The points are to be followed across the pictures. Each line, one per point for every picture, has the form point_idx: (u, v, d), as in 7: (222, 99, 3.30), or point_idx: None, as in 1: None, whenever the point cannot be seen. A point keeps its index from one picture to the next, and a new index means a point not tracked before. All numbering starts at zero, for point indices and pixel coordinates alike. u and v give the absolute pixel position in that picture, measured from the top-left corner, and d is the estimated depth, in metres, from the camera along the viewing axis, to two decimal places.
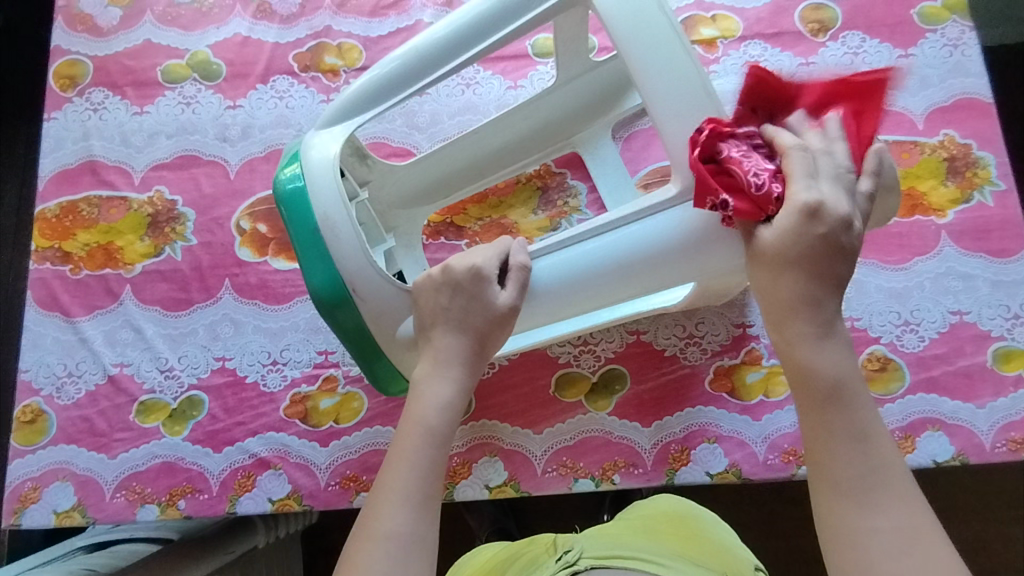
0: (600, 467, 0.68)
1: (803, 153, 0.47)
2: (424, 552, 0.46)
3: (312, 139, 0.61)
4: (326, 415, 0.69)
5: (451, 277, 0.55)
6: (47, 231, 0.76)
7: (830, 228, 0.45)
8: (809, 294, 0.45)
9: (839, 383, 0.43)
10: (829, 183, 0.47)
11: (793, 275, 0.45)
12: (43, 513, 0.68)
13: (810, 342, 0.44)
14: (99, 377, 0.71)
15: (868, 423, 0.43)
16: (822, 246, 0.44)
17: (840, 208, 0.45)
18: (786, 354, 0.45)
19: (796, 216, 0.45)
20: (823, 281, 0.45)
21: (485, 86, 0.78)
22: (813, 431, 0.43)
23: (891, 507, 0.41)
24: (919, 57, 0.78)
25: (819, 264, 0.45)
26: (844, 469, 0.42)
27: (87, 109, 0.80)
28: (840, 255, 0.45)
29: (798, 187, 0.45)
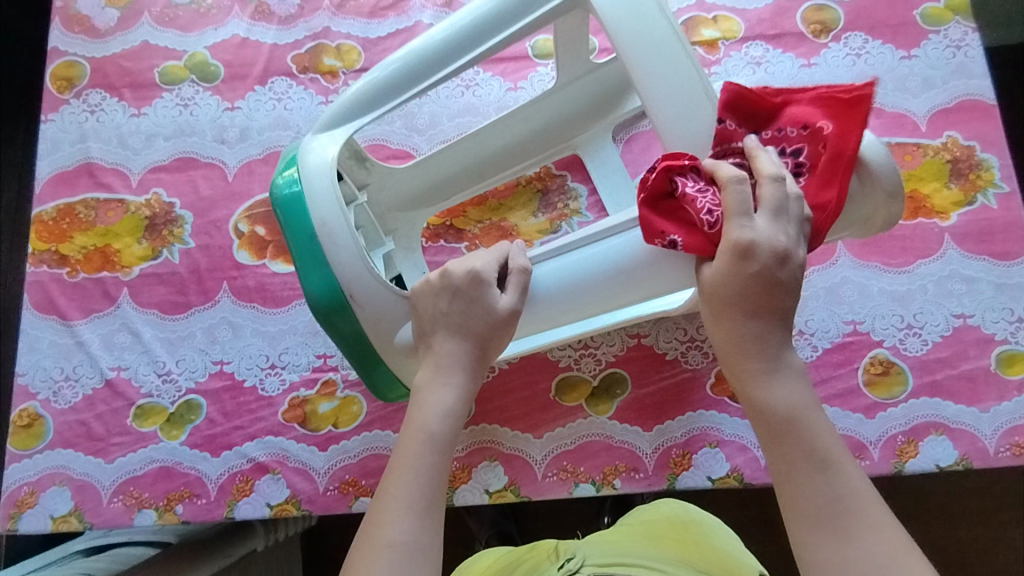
0: (601, 472, 0.67)
1: (741, 187, 0.45)
2: (429, 560, 0.45)
3: (309, 143, 0.60)
4: (325, 419, 0.69)
5: (450, 282, 0.54)
6: (44, 234, 0.75)
7: (766, 264, 0.45)
8: (755, 331, 0.46)
9: (792, 414, 0.45)
10: (767, 215, 0.46)
11: (737, 314, 0.46)
12: (40, 518, 0.67)
13: (760, 379, 0.45)
14: (96, 381, 0.71)
15: (827, 450, 0.44)
16: (761, 283, 0.45)
17: (774, 242, 0.45)
18: (742, 393, 0.46)
19: (730, 257, 0.46)
20: (767, 316, 0.46)
21: (484, 88, 0.78)
22: (776, 467, 0.44)
23: (860, 531, 0.42)
24: (922, 58, 0.77)
25: (762, 300, 0.45)
26: (808, 501, 0.43)
27: (84, 111, 0.79)
28: (781, 289, 0.46)
29: (733, 225, 0.46)
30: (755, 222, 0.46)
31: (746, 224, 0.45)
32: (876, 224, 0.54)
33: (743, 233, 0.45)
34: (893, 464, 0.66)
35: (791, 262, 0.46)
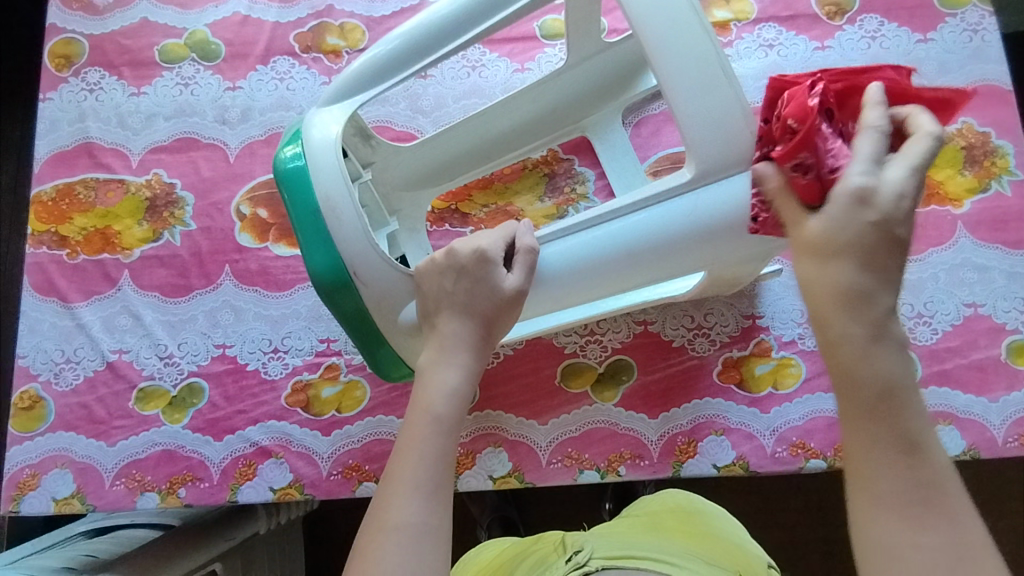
0: (606, 459, 0.67)
1: (881, 130, 0.40)
2: (439, 542, 0.44)
3: (313, 117, 0.59)
4: (328, 404, 0.68)
5: (454, 260, 0.53)
6: (43, 215, 0.74)
7: (884, 216, 0.38)
8: (860, 289, 0.38)
9: (891, 387, 0.37)
10: (907, 169, 0.39)
11: (844, 264, 0.38)
12: (43, 500, 0.67)
13: (860, 344, 0.37)
14: (97, 363, 0.70)
15: (921, 432, 0.37)
16: (878, 234, 0.38)
17: (906, 194, 0.38)
18: (831, 354, 0.38)
19: (846, 202, 0.39)
20: (873, 279, 0.38)
21: (491, 69, 0.76)
22: (855, 442, 0.38)
23: (940, 526, 0.36)
24: (938, 42, 0.75)
25: (873, 256, 0.38)
26: (888, 482, 0.36)
27: (82, 89, 0.78)
28: (897, 246, 0.38)
29: (855, 169, 0.39)
30: (890, 171, 0.39)
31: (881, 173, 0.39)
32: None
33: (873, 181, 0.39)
34: None
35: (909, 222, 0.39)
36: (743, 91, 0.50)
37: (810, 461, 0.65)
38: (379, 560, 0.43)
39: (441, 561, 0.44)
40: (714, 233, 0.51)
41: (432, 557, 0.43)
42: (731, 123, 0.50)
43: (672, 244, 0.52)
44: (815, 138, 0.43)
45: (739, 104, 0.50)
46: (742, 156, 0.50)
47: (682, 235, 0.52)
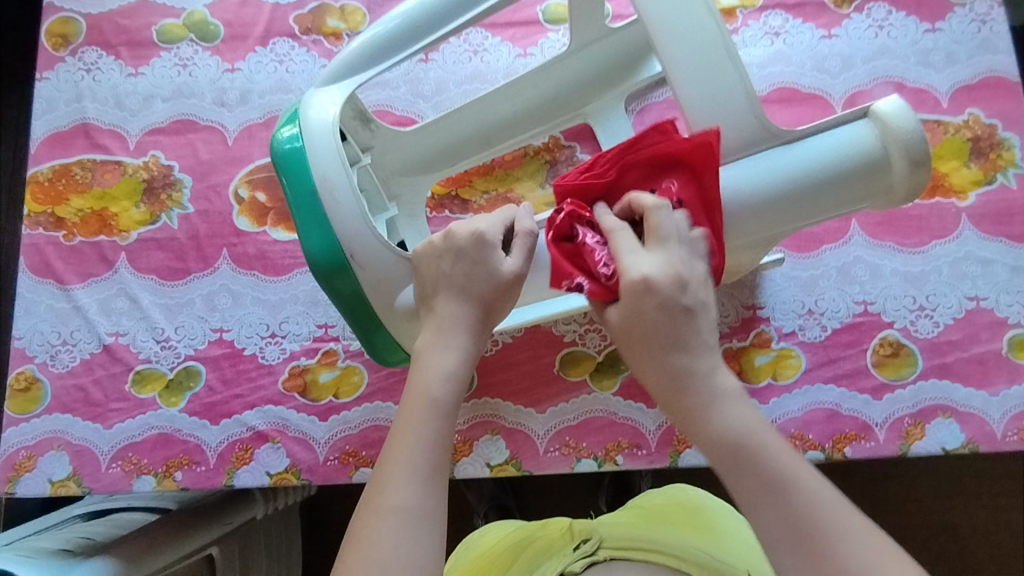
0: (603, 448, 0.67)
1: (623, 233, 0.47)
2: (434, 526, 0.44)
3: (311, 98, 0.58)
4: (326, 389, 0.68)
5: (452, 243, 0.53)
6: (40, 195, 0.73)
7: (667, 295, 0.44)
8: (679, 366, 0.44)
9: (738, 441, 0.42)
10: (654, 249, 0.46)
11: (655, 355, 0.44)
12: (38, 482, 0.67)
13: (701, 411, 0.43)
14: (94, 346, 0.70)
15: (782, 466, 0.41)
16: (670, 312, 0.44)
17: (668, 269, 0.45)
18: (687, 429, 0.44)
19: (632, 295, 0.44)
20: (687, 349, 0.44)
21: (493, 53, 0.75)
22: (740, 500, 0.42)
23: (839, 550, 0.38)
24: (946, 32, 0.74)
25: (671, 333, 0.44)
26: (776, 528, 0.40)
27: (79, 69, 0.77)
28: (686, 317, 0.44)
29: (624, 266, 0.45)
30: (645, 257, 0.45)
31: (630, 260, 0.45)
32: (899, 195, 0.50)
33: (632, 270, 0.45)
34: (898, 446, 0.65)
35: (689, 288, 0.45)
36: (748, 76, 0.50)
37: (808, 452, 0.65)
38: (375, 544, 0.43)
39: (436, 545, 0.44)
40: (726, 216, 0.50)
41: (429, 542, 0.43)
42: (733, 108, 0.49)
43: None
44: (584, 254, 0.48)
45: (744, 89, 0.49)
46: (747, 142, 0.50)
47: None
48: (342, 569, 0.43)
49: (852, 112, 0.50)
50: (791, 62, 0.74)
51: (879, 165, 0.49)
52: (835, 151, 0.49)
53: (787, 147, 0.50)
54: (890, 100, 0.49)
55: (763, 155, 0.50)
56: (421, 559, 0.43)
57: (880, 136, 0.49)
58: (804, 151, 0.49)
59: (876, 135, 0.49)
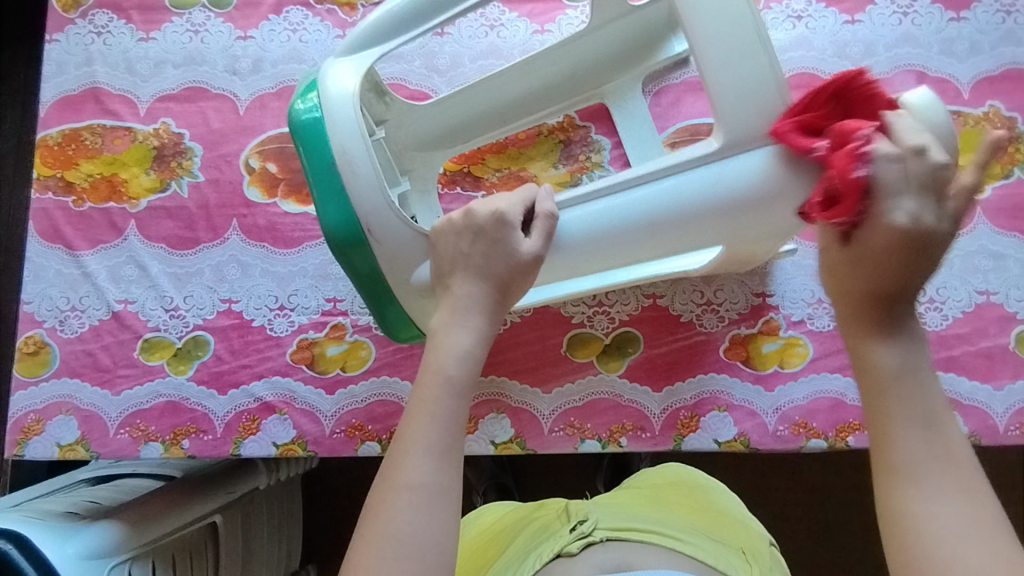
0: (607, 429, 0.67)
1: (894, 162, 0.41)
2: (448, 500, 0.45)
3: (328, 69, 0.58)
4: (334, 362, 0.68)
5: (472, 221, 0.52)
6: (49, 159, 0.73)
7: (913, 245, 0.40)
8: (882, 292, 0.42)
9: (905, 372, 0.41)
10: (925, 196, 0.41)
11: (867, 285, 0.42)
12: (46, 445, 0.67)
13: (879, 337, 0.42)
14: (103, 312, 0.70)
15: (933, 412, 0.40)
16: (914, 256, 0.40)
17: (929, 223, 0.40)
18: (854, 349, 0.43)
19: (884, 234, 0.40)
20: (906, 287, 0.41)
21: (510, 29, 0.74)
22: (873, 419, 0.41)
23: (951, 496, 0.38)
24: (971, 21, 0.73)
25: (910, 266, 0.41)
26: (908, 455, 0.39)
27: (90, 32, 0.76)
28: (925, 261, 0.41)
29: (892, 204, 0.40)
30: (909, 203, 0.40)
31: (898, 202, 0.40)
32: None
33: (894, 215, 0.40)
34: None
35: (939, 241, 0.41)
36: (777, 59, 0.50)
37: (811, 440, 0.65)
38: (391, 519, 0.43)
39: (451, 520, 0.44)
40: (741, 206, 0.51)
41: (444, 516, 0.44)
42: (762, 90, 0.49)
43: (694, 217, 0.52)
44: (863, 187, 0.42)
45: (772, 73, 0.49)
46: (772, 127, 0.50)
47: (710, 207, 0.52)
48: (358, 543, 0.43)
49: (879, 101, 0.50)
50: (813, 47, 0.73)
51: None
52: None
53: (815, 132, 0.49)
54: (919, 91, 0.49)
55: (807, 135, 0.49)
56: (436, 532, 0.43)
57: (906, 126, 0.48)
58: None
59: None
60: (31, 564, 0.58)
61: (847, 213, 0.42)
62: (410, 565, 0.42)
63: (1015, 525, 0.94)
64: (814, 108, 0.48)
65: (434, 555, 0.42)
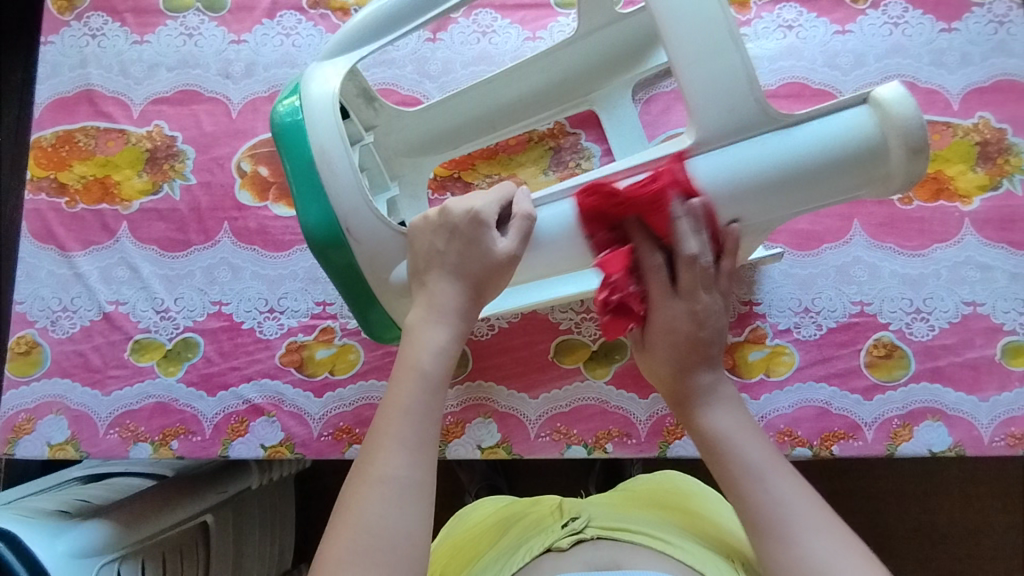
0: (594, 435, 0.67)
1: (658, 277, 0.55)
2: (421, 495, 0.45)
3: (313, 71, 0.58)
4: (322, 365, 0.69)
5: (448, 220, 0.53)
6: (43, 160, 0.73)
7: (693, 327, 0.56)
8: (684, 369, 0.57)
9: (725, 434, 0.54)
10: (691, 289, 0.56)
11: (672, 362, 0.58)
12: (36, 444, 0.67)
13: (701, 411, 0.56)
14: (94, 313, 0.70)
15: (758, 460, 0.51)
16: (698, 334, 0.57)
17: (704, 313, 0.57)
18: (693, 425, 0.56)
19: (680, 321, 0.56)
20: (701, 365, 0.57)
21: (501, 36, 0.75)
22: (724, 480, 0.52)
23: (807, 530, 0.47)
24: (962, 32, 0.73)
25: (696, 345, 0.57)
26: (759, 500, 0.49)
27: (85, 34, 0.76)
28: (706, 340, 0.57)
29: (665, 304, 0.56)
30: (678, 300, 0.56)
31: (670, 304, 0.56)
32: (896, 182, 0.50)
33: (664, 312, 0.57)
34: (886, 446, 0.66)
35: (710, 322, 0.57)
36: (749, 57, 0.50)
37: (795, 449, 0.66)
38: (363, 511, 0.44)
39: (424, 514, 0.45)
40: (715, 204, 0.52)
41: (416, 510, 0.44)
42: (735, 92, 0.50)
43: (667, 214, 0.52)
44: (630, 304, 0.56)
45: (744, 73, 0.50)
46: (745, 126, 0.50)
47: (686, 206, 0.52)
48: (332, 535, 0.44)
49: (853, 97, 0.50)
50: (802, 57, 0.73)
51: (877, 153, 0.49)
52: (830, 138, 0.49)
53: (785, 133, 0.50)
54: (891, 87, 0.49)
55: (763, 138, 0.50)
56: (410, 524, 0.44)
57: (878, 122, 0.49)
58: (801, 137, 0.50)
59: (874, 122, 0.49)
60: (22, 564, 0.58)
61: (631, 322, 0.58)
62: (382, 557, 0.42)
63: (1006, 536, 0.94)
64: (603, 199, 0.53)
65: (405, 548, 0.43)
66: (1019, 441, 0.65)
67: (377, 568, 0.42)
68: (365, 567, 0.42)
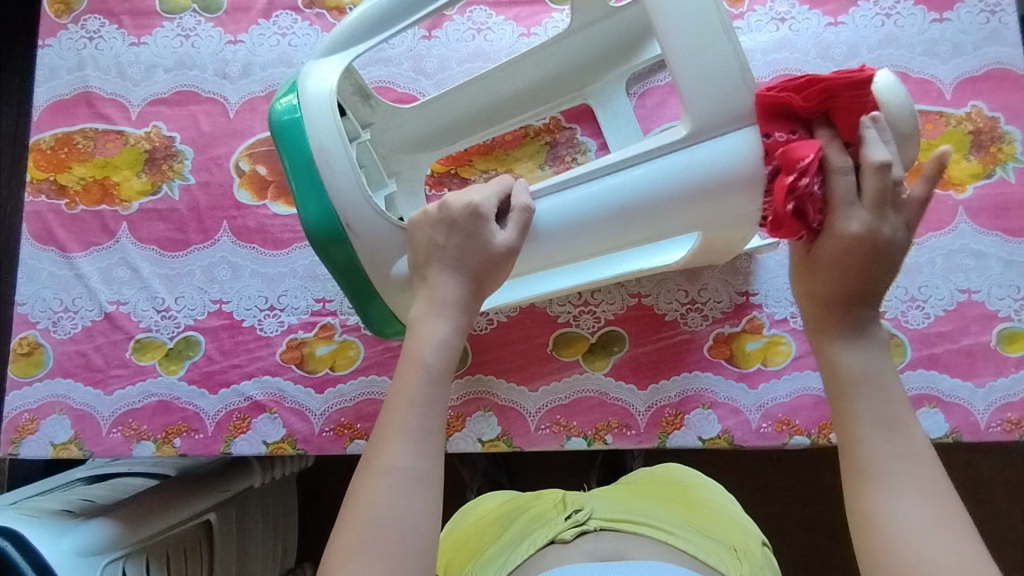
0: (593, 427, 0.68)
1: (846, 178, 0.48)
2: (428, 486, 0.45)
3: (310, 69, 0.59)
4: (323, 362, 0.69)
5: (447, 214, 0.53)
6: (42, 163, 0.74)
7: (867, 249, 0.48)
8: (839, 294, 0.50)
9: (864, 376, 0.47)
10: (872, 205, 0.48)
11: (831, 284, 0.50)
12: (40, 444, 0.68)
13: (840, 344, 0.49)
14: (95, 314, 0.71)
15: (890, 412, 0.46)
16: (865, 261, 0.48)
17: (877, 234, 0.48)
18: (823, 356, 0.50)
19: (843, 241, 0.49)
20: (860, 299, 0.49)
21: (496, 32, 0.75)
22: (844, 420, 0.47)
23: (913, 495, 0.43)
24: (954, 22, 0.74)
25: (869, 266, 0.49)
26: (876, 450, 0.44)
27: (82, 37, 0.77)
28: (881, 268, 0.49)
29: (853, 214, 0.48)
30: (862, 211, 0.48)
31: (849, 212, 0.48)
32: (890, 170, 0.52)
33: (842, 224, 0.49)
34: None
35: (891, 246, 0.49)
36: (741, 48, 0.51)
37: (793, 438, 0.66)
38: (370, 502, 0.44)
39: (430, 505, 0.45)
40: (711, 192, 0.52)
41: (422, 501, 0.45)
42: (728, 80, 0.50)
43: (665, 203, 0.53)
44: (807, 204, 0.49)
45: (736, 61, 0.50)
46: (738, 114, 0.51)
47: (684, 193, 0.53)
48: (340, 527, 0.44)
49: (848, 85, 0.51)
50: (796, 49, 0.74)
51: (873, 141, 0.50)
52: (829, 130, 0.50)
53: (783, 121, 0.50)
54: (884, 76, 0.51)
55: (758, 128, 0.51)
56: (417, 515, 0.44)
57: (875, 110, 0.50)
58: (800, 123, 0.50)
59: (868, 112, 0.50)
60: (32, 566, 0.59)
61: (802, 230, 0.50)
62: (390, 547, 0.43)
63: (1006, 523, 0.95)
64: (798, 93, 0.49)
65: (411, 540, 0.43)
66: (1015, 427, 0.66)
67: (384, 558, 0.42)
68: (371, 557, 0.42)
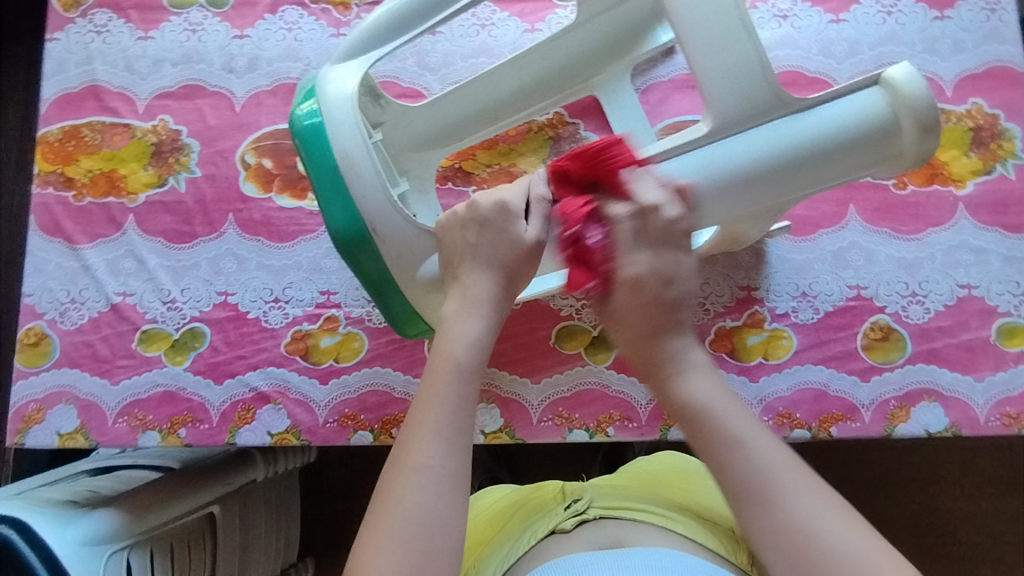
0: (595, 419, 0.68)
1: (624, 226, 0.53)
2: (457, 481, 0.46)
3: (327, 74, 0.59)
4: (327, 353, 0.70)
5: (477, 213, 0.54)
6: (50, 155, 0.74)
7: (654, 288, 0.53)
8: (654, 333, 0.54)
9: (703, 407, 0.51)
10: (648, 246, 0.53)
11: (641, 328, 0.54)
12: (46, 434, 0.68)
13: (675, 382, 0.52)
14: (102, 305, 0.71)
15: (739, 431, 0.49)
16: (658, 297, 0.53)
17: (660, 267, 0.53)
18: (668, 398, 0.53)
19: (629, 288, 0.54)
20: (666, 331, 0.54)
21: (501, 28, 0.76)
22: (705, 454, 0.50)
23: (791, 496, 0.46)
24: (955, 20, 0.74)
25: (661, 307, 0.54)
26: (737, 475, 0.48)
27: (90, 31, 0.77)
28: (671, 304, 0.54)
29: (627, 257, 0.53)
30: (639, 254, 0.53)
31: (630, 257, 0.53)
32: (908, 160, 0.52)
33: (626, 268, 0.53)
34: (884, 427, 0.67)
35: (674, 283, 0.54)
36: (762, 45, 0.52)
37: (794, 431, 0.67)
38: (401, 498, 0.45)
39: (460, 499, 0.46)
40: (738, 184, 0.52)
41: (451, 495, 0.46)
42: (748, 73, 0.51)
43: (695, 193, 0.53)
44: (589, 256, 0.54)
45: (757, 56, 0.51)
46: (760, 108, 0.52)
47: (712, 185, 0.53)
48: (370, 522, 0.45)
49: (864, 78, 0.52)
50: (798, 46, 0.74)
51: (890, 131, 0.51)
52: (841, 121, 0.51)
53: (801, 115, 0.52)
54: (901, 67, 0.51)
55: (778, 121, 0.52)
56: (447, 509, 0.45)
57: (890, 102, 0.51)
58: (816, 118, 0.51)
59: (886, 102, 0.51)
60: (42, 564, 0.59)
61: (592, 278, 0.55)
62: (423, 543, 0.44)
63: (1006, 520, 0.95)
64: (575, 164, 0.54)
65: (438, 537, 0.44)
66: (1014, 421, 0.66)
67: (417, 553, 0.43)
68: (402, 553, 0.43)
